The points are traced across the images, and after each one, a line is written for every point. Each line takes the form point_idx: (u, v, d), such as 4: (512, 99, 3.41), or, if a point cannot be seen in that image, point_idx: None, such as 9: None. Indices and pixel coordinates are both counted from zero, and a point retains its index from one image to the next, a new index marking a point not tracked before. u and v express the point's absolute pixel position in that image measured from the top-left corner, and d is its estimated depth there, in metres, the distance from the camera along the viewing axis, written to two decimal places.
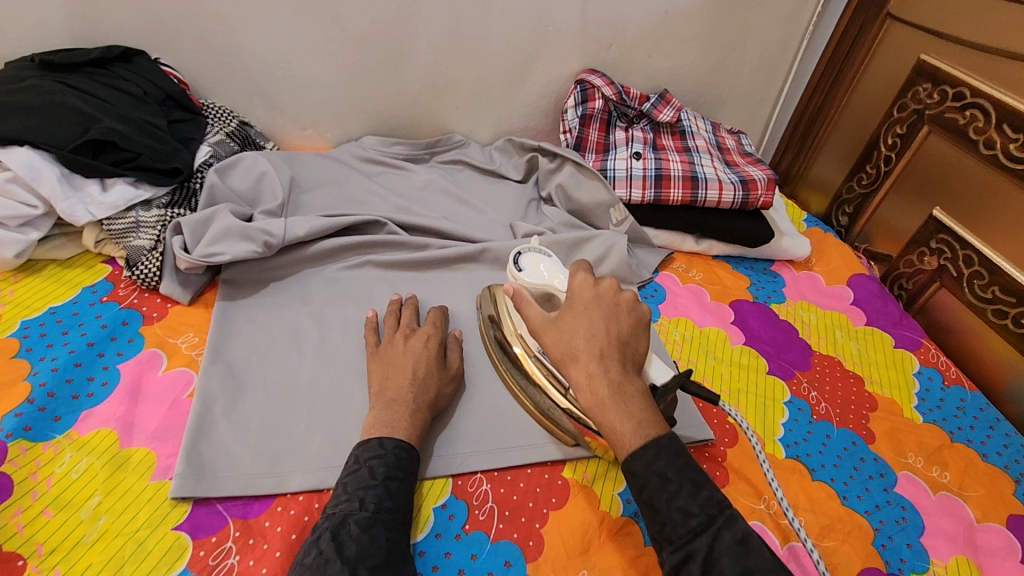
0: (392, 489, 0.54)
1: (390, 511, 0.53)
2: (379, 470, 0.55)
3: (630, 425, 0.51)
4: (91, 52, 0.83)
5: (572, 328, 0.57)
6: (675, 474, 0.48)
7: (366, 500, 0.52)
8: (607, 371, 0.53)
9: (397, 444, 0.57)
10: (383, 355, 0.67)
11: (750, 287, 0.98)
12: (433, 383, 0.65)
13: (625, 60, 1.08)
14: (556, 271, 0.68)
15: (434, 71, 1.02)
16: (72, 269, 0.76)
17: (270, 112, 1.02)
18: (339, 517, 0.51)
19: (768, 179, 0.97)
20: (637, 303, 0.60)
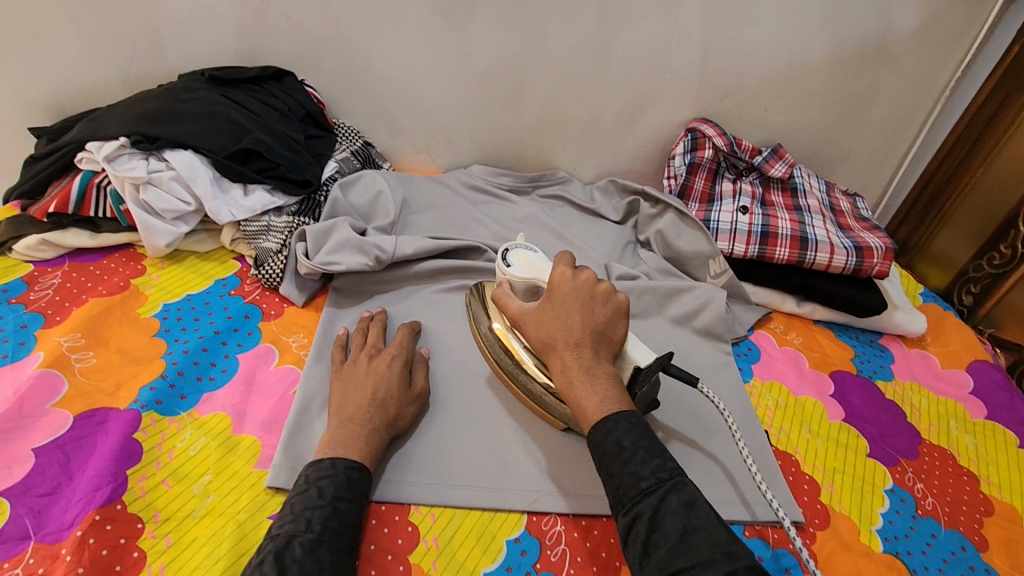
0: (338, 509, 0.55)
1: (335, 532, 0.53)
2: (328, 491, 0.55)
3: (593, 402, 0.58)
4: (249, 70, 0.93)
5: (552, 319, 0.64)
6: (630, 446, 0.54)
7: (312, 520, 0.53)
8: (579, 356, 0.60)
9: (348, 466, 0.58)
10: (346, 374, 0.68)
11: (854, 358, 0.92)
12: (394, 404, 0.65)
13: (741, 112, 1.06)
14: (540, 266, 0.79)
15: (548, 109, 1.06)
16: (209, 263, 0.85)
17: (392, 135, 1.09)
18: (283, 538, 0.51)
19: (885, 248, 0.92)
20: (614, 293, 0.65)
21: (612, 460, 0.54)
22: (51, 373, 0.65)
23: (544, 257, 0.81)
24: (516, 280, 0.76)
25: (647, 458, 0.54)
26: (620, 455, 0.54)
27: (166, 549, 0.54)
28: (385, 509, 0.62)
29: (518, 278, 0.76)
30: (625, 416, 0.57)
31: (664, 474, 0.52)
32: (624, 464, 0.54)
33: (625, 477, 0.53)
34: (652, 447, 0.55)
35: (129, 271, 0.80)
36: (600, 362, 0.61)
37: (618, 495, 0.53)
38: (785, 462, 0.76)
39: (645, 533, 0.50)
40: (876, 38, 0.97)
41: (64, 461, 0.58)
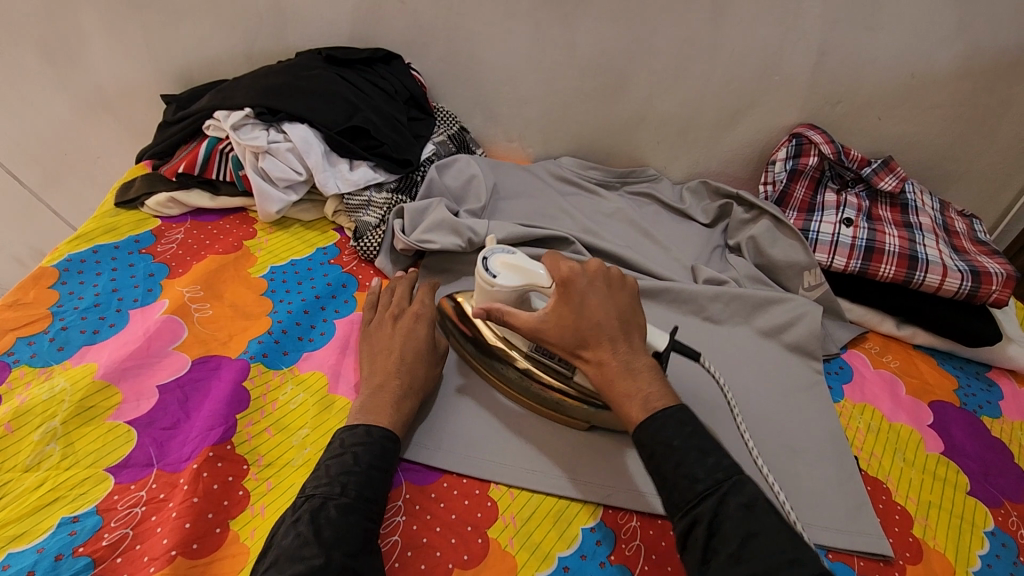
0: (371, 476, 0.55)
1: (367, 500, 0.54)
2: (364, 457, 0.56)
3: (635, 403, 0.56)
4: (363, 52, 0.97)
5: (580, 320, 0.59)
6: (681, 445, 0.52)
7: (347, 486, 0.54)
8: (616, 350, 0.58)
9: (383, 435, 0.59)
10: (371, 338, 0.70)
11: (957, 389, 0.86)
12: (422, 366, 0.66)
13: (851, 120, 1.01)
14: (525, 263, 0.65)
15: (646, 105, 1.04)
16: (311, 231, 0.90)
17: (487, 122, 1.11)
18: (319, 500, 0.53)
19: (1006, 276, 0.85)
20: (623, 277, 0.62)
21: (663, 461, 0.52)
22: (174, 319, 0.70)
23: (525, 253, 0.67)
24: (508, 295, 0.64)
25: (699, 458, 0.52)
26: (670, 454, 0.52)
27: (267, 492, 0.58)
28: (466, 482, 0.64)
29: (508, 292, 0.64)
30: (669, 413, 0.55)
31: (721, 475, 0.50)
32: (676, 464, 0.52)
33: (679, 480, 0.51)
34: (704, 444, 0.53)
35: (242, 233, 0.86)
36: (636, 353, 0.59)
37: (671, 498, 0.52)
38: (874, 489, 0.72)
39: (704, 538, 0.48)
40: (1017, 48, 0.90)
41: (183, 400, 0.63)
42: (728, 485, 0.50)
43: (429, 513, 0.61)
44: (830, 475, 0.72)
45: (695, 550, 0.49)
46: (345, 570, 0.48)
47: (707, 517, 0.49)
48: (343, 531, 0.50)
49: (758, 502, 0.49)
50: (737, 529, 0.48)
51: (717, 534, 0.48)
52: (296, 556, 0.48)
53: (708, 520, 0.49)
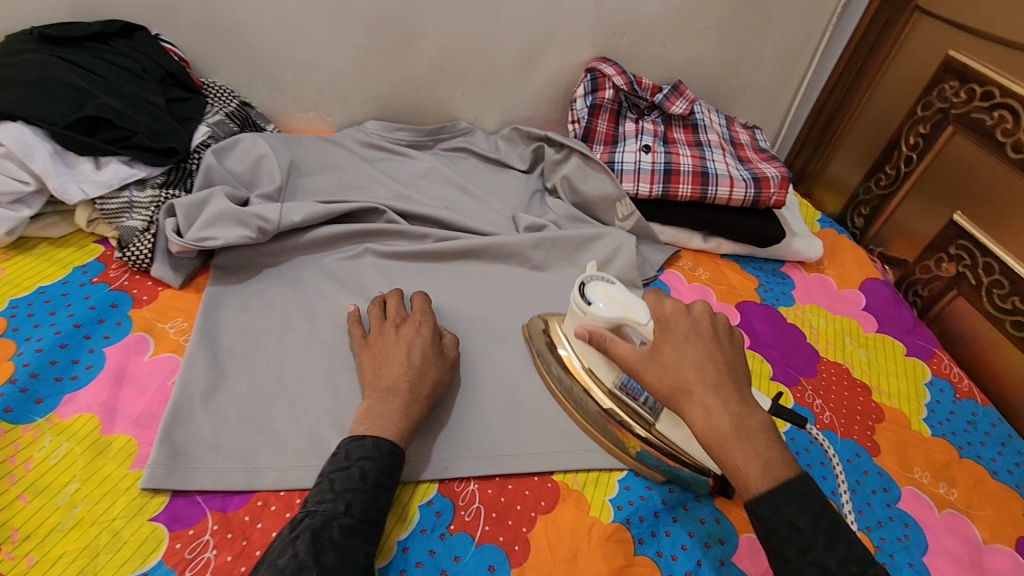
0: (378, 495, 0.53)
1: (373, 523, 0.51)
2: (371, 473, 0.53)
3: (755, 471, 0.48)
4: (90, 26, 0.82)
5: (677, 360, 0.53)
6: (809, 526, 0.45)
7: (354, 506, 0.51)
8: (724, 400, 0.51)
9: (392, 449, 0.55)
10: (374, 346, 0.66)
11: (758, 288, 0.95)
12: (433, 370, 0.63)
13: (639, 49, 1.04)
14: (626, 296, 0.62)
15: (442, 56, 0.99)
16: (64, 249, 0.75)
17: (272, 94, 1.00)
18: (322, 518, 0.49)
19: (781, 178, 0.94)
20: (732, 327, 0.56)
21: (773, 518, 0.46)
22: None
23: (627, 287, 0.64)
24: (602, 323, 0.62)
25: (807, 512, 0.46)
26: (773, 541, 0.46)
27: (28, 570, 0.49)
28: (285, 495, 0.57)
29: (602, 321, 0.62)
30: (793, 486, 0.47)
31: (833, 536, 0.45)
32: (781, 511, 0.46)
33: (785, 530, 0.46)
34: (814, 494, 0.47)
35: None
36: (752, 410, 0.51)
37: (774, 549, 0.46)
38: None
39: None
40: None
41: None
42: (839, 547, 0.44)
43: (245, 538, 0.53)
44: None
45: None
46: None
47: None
48: (349, 557, 0.48)
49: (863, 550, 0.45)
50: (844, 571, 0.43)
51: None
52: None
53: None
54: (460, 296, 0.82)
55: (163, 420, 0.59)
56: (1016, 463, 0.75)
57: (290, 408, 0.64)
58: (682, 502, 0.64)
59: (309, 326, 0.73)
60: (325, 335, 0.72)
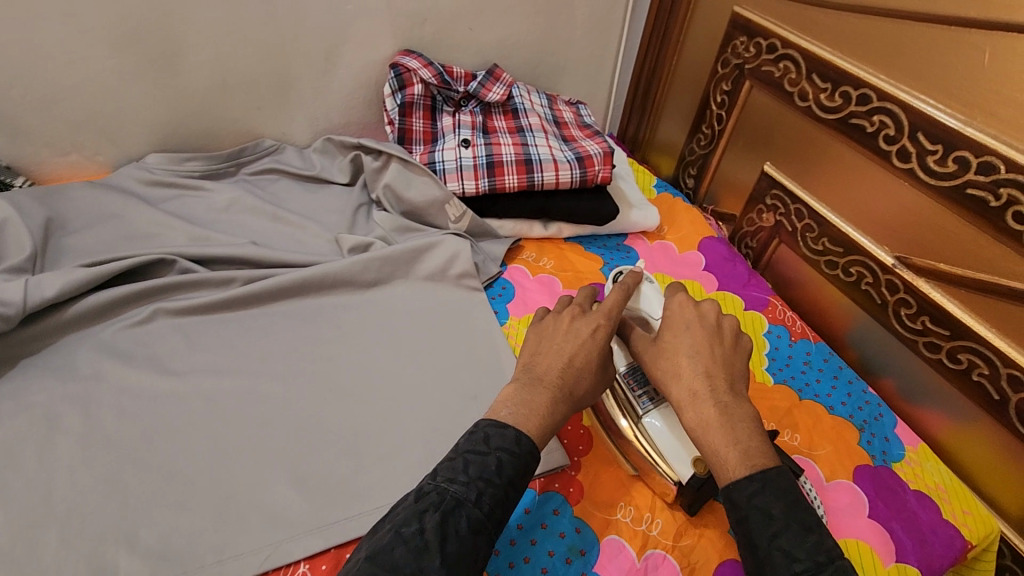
0: (509, 494, 0.48)
1: (499, 521, 0.47)
2: (506, 469, 0.48)
3: (733, 454, 0.50)
4: None
5: (675, 347, 0.57)
6: (781, 516, 0.46)
7: (484, 497, 0.46)
8: (717, 389, 0.53)
9: (532, 447, 0.51)
10: (544, 327, 0.62)
11: (602, 267, 0.93)
12: (587, 375, 0.57)
13: (446, 37, 0.98)
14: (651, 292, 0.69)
15: (219, 70, 0.87)
16: None
17: (14, 140, 0.83)
18: (452, 503, 0.45)
19: (604, 153, 0.92)
20: (739, 331, 0.60)
21: (756, 526, 0.46)
22: None
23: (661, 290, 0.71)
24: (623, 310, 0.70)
25: (801, 535, 0.45)
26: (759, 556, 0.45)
27: None
28: None
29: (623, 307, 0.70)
30: (772, 476, 0.48)
31: (825, 556, 0.43)
32: (773, 536, 0.45)
33: (774, 554, 0.44)
34: (801, 512, 0.46)
35: None
36: (740, 403, 0.53)
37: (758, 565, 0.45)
38: None
39: None
40: None
41: None
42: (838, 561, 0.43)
43: None
44: None
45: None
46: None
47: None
48: (471, 548, 0.44)
49: None
50: None
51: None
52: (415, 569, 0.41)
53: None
54: (279, 341, 0.72)
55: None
56: (848, 394, 0.79)
57: (59, 533, 0.52)
58: (539, 521, 0.60)
59: (84, 422, 0.60)
60: (103, 429, 0.60)
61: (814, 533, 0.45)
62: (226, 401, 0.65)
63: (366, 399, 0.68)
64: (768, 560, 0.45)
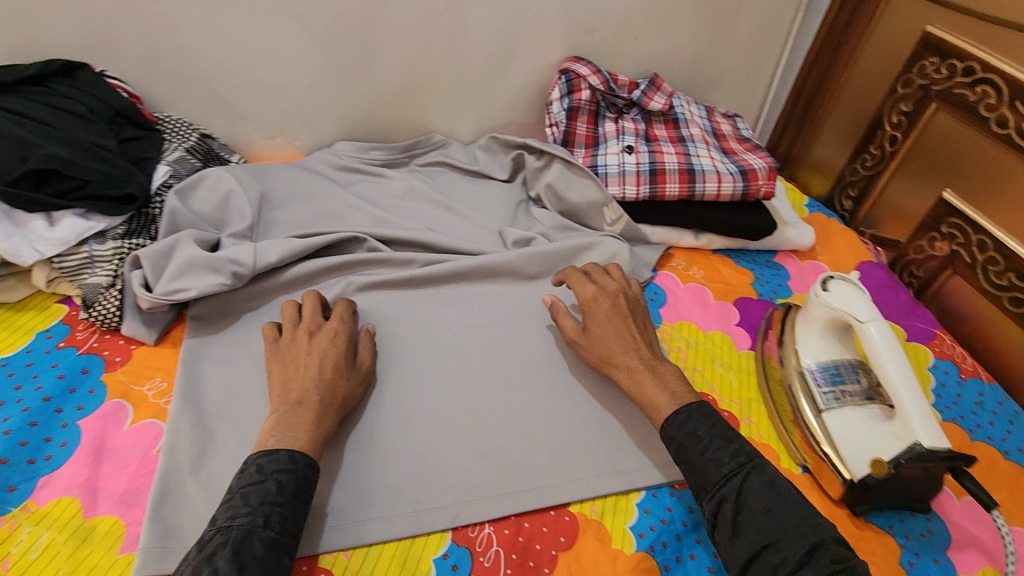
0: (294, 509, 0.51)
1: (292, 536, 0.50)
2: (287, 487, 0.51)
3: (664, 398, 0.62)
4: (27, 68, 0.76)
5: (604, 334, 0.68)
6: (705, 435, 0.57)
7: (271, 516, 0.49)
8: (641, 355, 0.66)
9: (308, 462, 0.54)
10: (282, 354, 0.63)
11: (753, 282, 0.93)
12: (342, 383, 0.61)
13: (612, 45, 1.01)
14: (858, 303, 0.69)
15: (407, 68, 0.95)
16: (25, 313, 0.70)
17: (235, 123, 0.95)
18: (241, 532, 0.47)
19: (768, 168, 0.91)
20: (638, 302, 0.73)
21: (690, 451, 0.57)
22: None
23: (869, 302, 0.69)
24: (827, 311, 0.71)
25: (723, 445, 0.56)
26: (693, 467, 0.56)
27: None
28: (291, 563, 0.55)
29: (827, 309, 0.71)
30: (694, 408, 0.60)
31: (744, 458, 0.55)
32: (701, 450, 0.56)
33: (706, 465, 0.55)
34: (726, 432, 0.58)
35: None
36: (659, 361, 0.66)
37: (699, 483, 0.56)
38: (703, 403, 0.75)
39: (732, 514, 0.52)
40: None
41: None
42: (749, 468, 0.54)
43: None
44: None
45: (725, 525, 0.53)
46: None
47: (735, 496, 0.53)
48: (270, 568, 0.46)
49: (778, 479, 0.54)
50: (762, 504, 0.52)
51: (745, 509, 0.52)
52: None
53: (734, 496, 0.53)
54: (453, 322, 0.78)
55: (151, 499, 0.55)
56: None
57: None
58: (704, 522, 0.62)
59: None
60: None
61: (734, 443, 0.57)
62: (412, 370, 0.71)
63: (533, 384, 0.72)
64: (702, 471, 0.55)
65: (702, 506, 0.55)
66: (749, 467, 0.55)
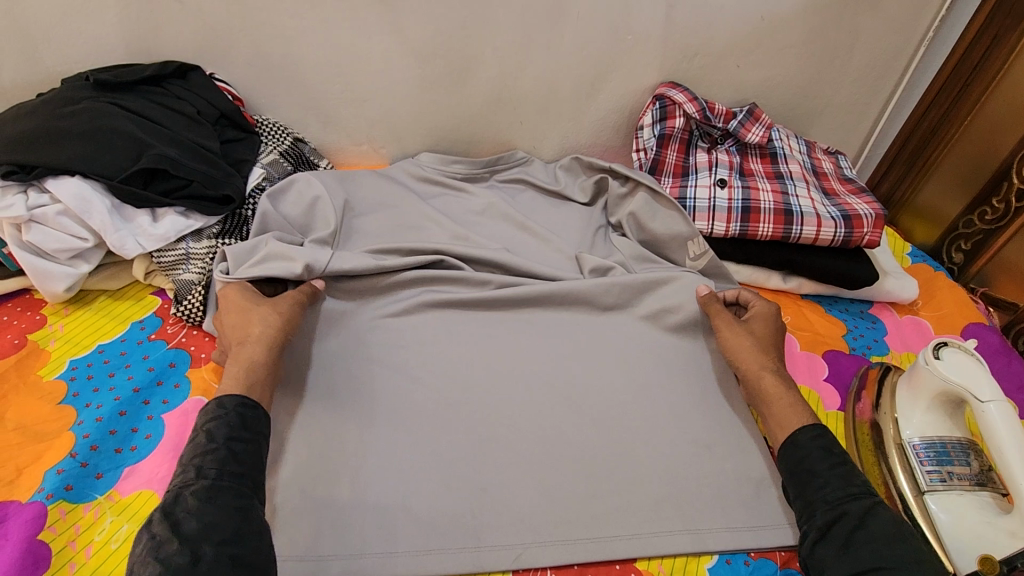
0: (230, 450, 0.51)
1: (234, 475, 0.49)
2: (218, 433, 0.51)
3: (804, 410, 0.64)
4: (145, 69, 0.80)
5: (769, 336, 0.72)
6: (839, 454, 0.58)
7: (204, 466, 0.49)
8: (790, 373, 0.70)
9: (235, 404, 0.54)
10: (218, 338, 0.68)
11: (846, 335, 0.86)
12: (257, 310, 0.65)
13: (711, 72, 0.97)
14: (976, 376, 0.62)
15: (499, 85, 0.94)
16: (123, 301, 0.74)
17: (326, 128, 0.97)
18: (172, 493, 0.47)
19: (875, 215, 0.84)
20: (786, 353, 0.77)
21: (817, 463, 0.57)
22: None
23: (988, 376, 0.62)
24: (939, 382, 0.65)
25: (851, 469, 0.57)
26: (813, 480, 0.57)
27: None
28: None
29: (939, 379, 0.64)
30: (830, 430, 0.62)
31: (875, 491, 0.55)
32: (829, 466, 0.57)
33: (832, 480, 0.56)
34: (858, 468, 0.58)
35: (26, 324, 0.69)
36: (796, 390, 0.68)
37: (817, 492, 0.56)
38: None
39: (848, 530, 0.52)
40: None
41: None
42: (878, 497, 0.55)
43: None
44: (752, 469, 0.67)
45: (836, 538, 0.53)
46: (224, 557, 0.44)
47: (860, 515, 0.53)
48: (211, 516, 0.45)
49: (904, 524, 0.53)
50: (884, 535, 0.51)
51: (864, 528, 0.52)
52: (154, 557, 0.43)
53: (857, 516, 0.53)
54: (525, 349, 0.76)
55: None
56: None
57: (354, 484, 0.60)
58: None
59: (369, 386, 0.69)
60: (385, 399, 0.68)
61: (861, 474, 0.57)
62: (481, 396, 0.70)
63: (603, 424, 0.69)
64: (825, 481, 0.56)
65: (814, 517, 0.55)
66: (878, 499, 0.55)
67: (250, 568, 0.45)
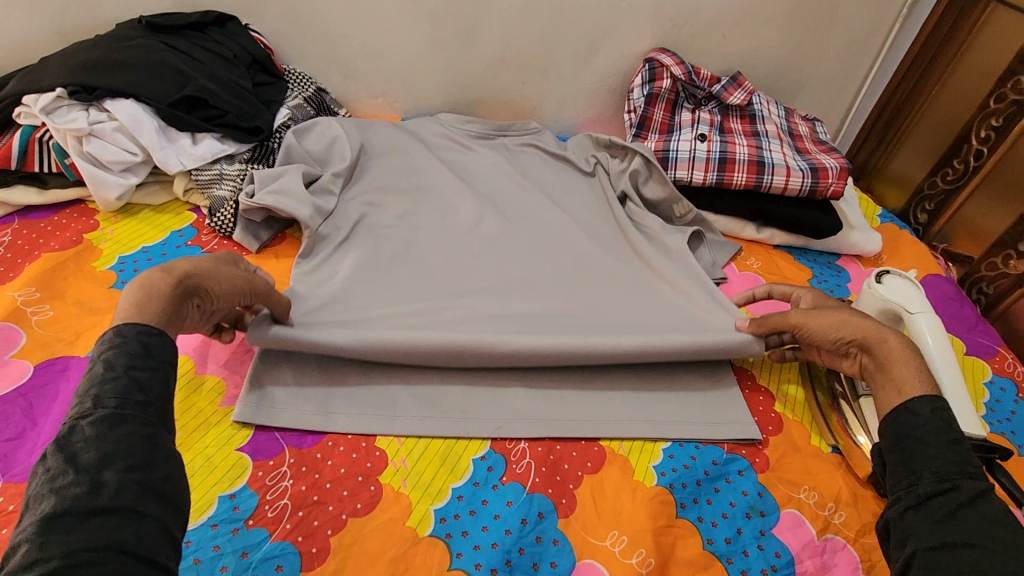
0: (136, 378, 0.41)
1: (138, 405, 0.40)
2: (118, 360, 0.41)
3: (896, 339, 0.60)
4: (189, 16, 0.90)
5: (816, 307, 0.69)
6: (928, 413, 0.50)
7: (102, 396, 0.39)
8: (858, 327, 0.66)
9: (138, 329, 0.44)
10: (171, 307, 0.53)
11: (811, 279, 0.94)
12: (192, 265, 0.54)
13: (699, 40, 1.05)
14: (909, 296, 0.70)
15: (503, 46, 1.04)
16: (163, 214, 0.84)
17: (346, 80, 1.07)
18: (68, 425, 0.38)
19: (840, 168, 0.93)
20: None
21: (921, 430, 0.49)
22: (9, 326, 0.65)
23: (921, 296, 0.71)
24: (879, 304, 0.72)
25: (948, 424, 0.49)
26: (924, 450, 0.48)
27: None
28: (352, 439, 0.64)
29: (879, 301, 0.72)
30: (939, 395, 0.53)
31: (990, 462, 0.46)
32: (934, 433, 0.49)
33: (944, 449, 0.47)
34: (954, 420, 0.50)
35: (81, 226, 0.79)
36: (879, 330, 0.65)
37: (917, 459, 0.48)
38: (741, 376, 0.77)
39: (953, 505, 0.44)
40: None
41: (27, 407, 0.59)
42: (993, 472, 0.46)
43: (317, 472, 0.60)
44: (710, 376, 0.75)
45: (934, 512, 0.44)
46: (131, 486, 0.36)
47: (972, 493, 0.44)
48: (112, 446, 0.37)
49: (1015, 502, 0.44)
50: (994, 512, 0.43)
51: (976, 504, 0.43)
52: (47, 491, 0.35)
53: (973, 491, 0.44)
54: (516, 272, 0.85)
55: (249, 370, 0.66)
56: None
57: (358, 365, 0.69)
58: (724, 475, 0.66)
59: None
60: None
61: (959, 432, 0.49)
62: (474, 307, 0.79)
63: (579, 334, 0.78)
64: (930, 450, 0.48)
65: (915, 486, 0.46)
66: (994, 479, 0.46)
67: (167, 502, 0.38)
